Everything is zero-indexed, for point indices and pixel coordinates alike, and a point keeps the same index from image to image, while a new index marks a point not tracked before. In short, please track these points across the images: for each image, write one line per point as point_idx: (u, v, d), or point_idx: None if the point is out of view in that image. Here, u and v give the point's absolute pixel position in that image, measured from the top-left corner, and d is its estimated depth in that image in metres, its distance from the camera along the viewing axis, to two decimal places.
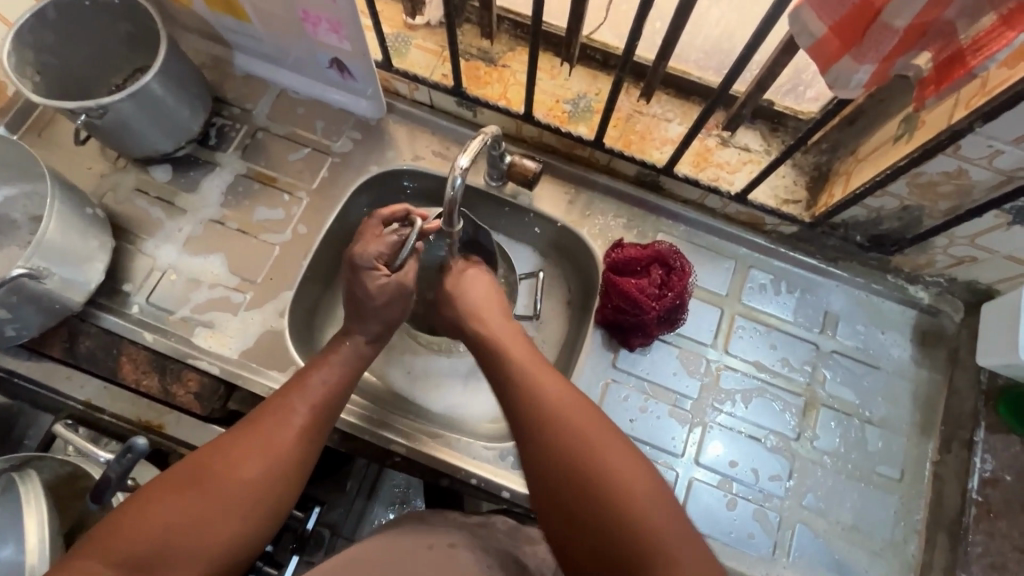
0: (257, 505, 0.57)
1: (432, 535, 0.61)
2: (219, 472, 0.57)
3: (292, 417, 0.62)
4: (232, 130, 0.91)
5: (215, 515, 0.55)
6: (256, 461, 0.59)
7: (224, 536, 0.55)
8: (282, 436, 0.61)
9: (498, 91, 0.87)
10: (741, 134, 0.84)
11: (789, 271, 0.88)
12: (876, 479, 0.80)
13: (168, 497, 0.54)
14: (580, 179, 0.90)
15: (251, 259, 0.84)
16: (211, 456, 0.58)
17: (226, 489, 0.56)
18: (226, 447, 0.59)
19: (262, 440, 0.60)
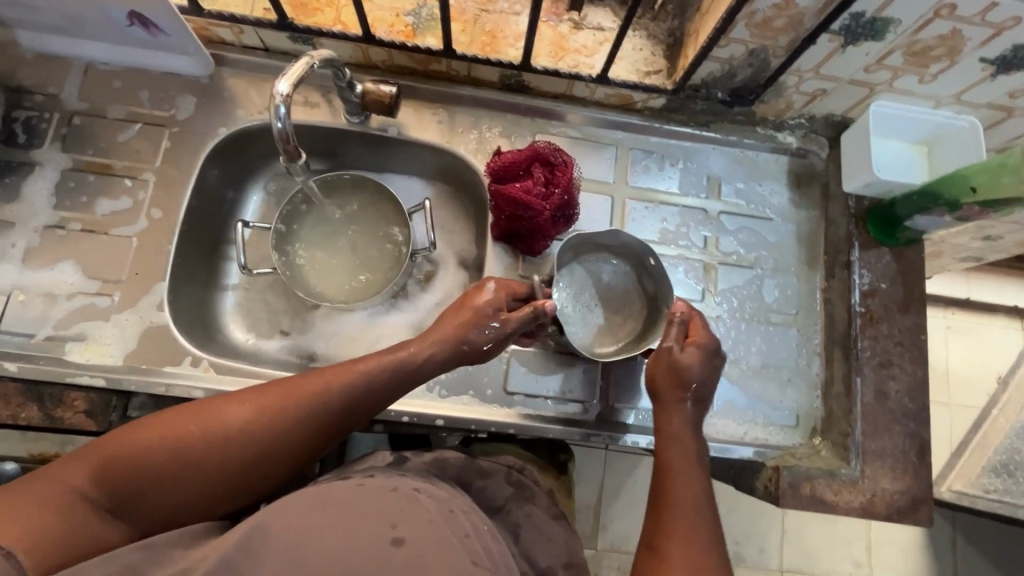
0: (249, 472, 0.56)
1: (393, 480, 0.56)
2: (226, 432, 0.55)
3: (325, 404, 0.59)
4: (42, 121, 0.79)
5: (204, 466, 0.54)
6: (261, 439, 0.56)
7: (205, 483, 0.54)
8: (301, 427, 0.57)
9: (330, 16, 0.79)
10: (592, 14, 0.82)
11: (668, 144, 0.90)
12: (775, 318, 0.86)
13: (181, 433, 0.54)
14: (444, 97, 0.86)
15: (108, 257, 0.76)
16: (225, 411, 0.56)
17: (222, 440, 0.55)
18: (242, 411, 0.56)
19: (285, 422, 0.57)
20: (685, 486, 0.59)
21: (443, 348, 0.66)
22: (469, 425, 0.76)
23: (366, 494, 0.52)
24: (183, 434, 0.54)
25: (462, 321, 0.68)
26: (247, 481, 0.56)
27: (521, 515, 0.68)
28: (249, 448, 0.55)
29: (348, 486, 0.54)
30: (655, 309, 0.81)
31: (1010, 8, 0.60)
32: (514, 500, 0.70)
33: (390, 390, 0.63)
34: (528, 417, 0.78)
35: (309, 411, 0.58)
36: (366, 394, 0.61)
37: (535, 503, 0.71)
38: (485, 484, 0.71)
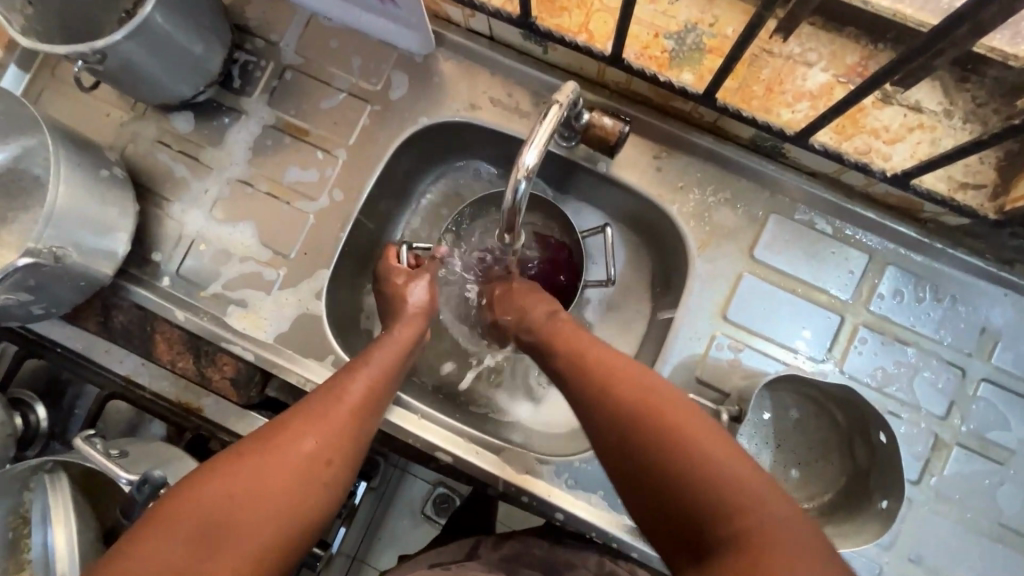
0: (320, 478, 0.50)
1: None
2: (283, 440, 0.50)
3: (354, 388, 0.56)
4: (258, 68, 0.77)
5: (286, 496, 0.47)
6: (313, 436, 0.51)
7: (294, 515, 0.47)
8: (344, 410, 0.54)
9: (578, 20, 0.66)
10: (915, 86, 0.60)
11: (940, 272, 0.68)
12: (1009, 539, 0.66)
13: (234, 462, 0.47)
14: (673, 141, 0.71)
15: (284, 228, 0.74)
16: (269, 429, 0.51)
17: (293, 467, 0.48)
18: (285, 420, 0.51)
19: (329, 413, 0.53)
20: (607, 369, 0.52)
21: (396, 344, 0.63)
22: (588, 530, 0.67)
23: None
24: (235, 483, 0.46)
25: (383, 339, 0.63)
26: (330, 494, 0.50)
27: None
28: (314, 456, 0.50)
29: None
30: (862, 492, 0.63)
31: None
32: None
33: (390, 381, 0.61)
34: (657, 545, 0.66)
35: (346, 402, 0.54)
36: (377, 387, 0.58)
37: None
38: None
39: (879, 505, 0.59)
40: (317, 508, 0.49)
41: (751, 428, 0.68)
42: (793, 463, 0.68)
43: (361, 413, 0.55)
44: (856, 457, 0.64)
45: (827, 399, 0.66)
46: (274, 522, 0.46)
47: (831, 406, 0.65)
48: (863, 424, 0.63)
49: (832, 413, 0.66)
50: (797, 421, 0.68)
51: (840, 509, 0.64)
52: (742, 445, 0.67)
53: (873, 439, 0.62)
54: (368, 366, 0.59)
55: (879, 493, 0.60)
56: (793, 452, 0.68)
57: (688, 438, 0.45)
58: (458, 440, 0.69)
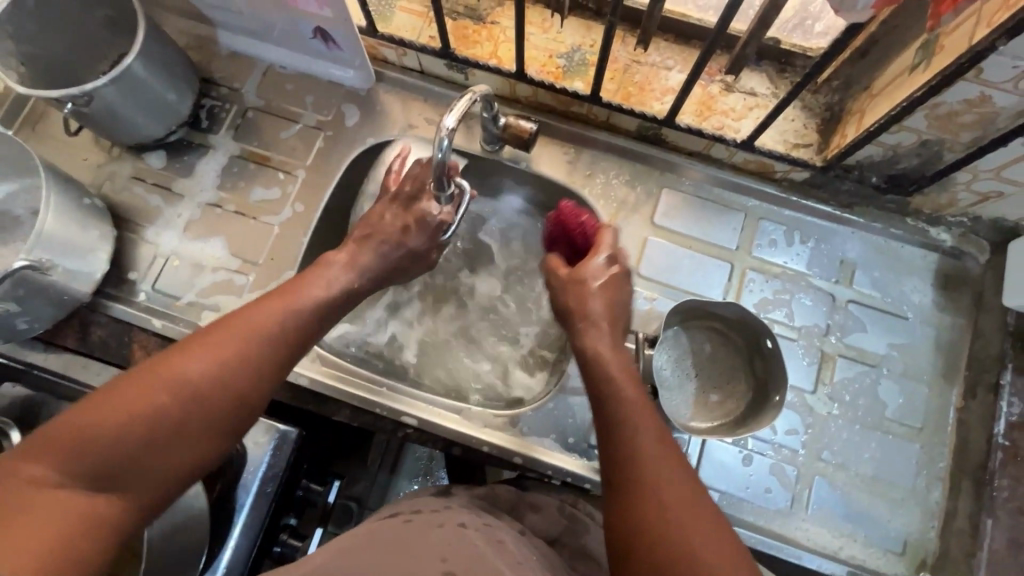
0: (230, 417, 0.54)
1: (445, 514, 0.61)
2: (194, 378, 0.52)
3: (275, 333, 0.58)
4: (224, 111, 0.89)
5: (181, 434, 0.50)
6: (227, 378, 0.54)
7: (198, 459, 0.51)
8: (261, 356, 0.57)
9: (488, 50, 0.83)
10: (747, 77, 0.79)
11: (801, 220, 0.85)
12: (896, 430, 0.78)
13: (136, 392, 0.49)
14: (577, 138, 0.87)
15: (251, 239, 0.84)
16: (173, 360, 0.52)
17: (204, 407, 0.52)
18: (198, 356, 0.53)
19: (240, 346, 0.56)
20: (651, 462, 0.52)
21: (325, 288, 0.66)
22: (546, 469, 0.76)
23: (414, 531, 0.57)
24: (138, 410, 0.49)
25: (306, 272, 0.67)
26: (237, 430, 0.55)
27: (577, 549, 0.65)
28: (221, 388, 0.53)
29: (396, 523, 0.59)
30: (764, 395, 0.75)
31: None
32: (568, 534, 0.67)
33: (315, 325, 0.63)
34: None
35: (259, 334, 0.57)
36: (298, 336, 0.61)
37: (591, 536, 0.67)
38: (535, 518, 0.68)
39: (775, 399, 0.72)
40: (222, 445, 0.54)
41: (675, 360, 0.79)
42: (712, 388, 0.78)
43: (277, 356, 0.58)
44: (757, 370, 0.77)
45: (727, 328, 0.79)
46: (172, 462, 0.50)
47: (733, 333, 0.78)
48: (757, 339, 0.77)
49: (733, 337, 0.79)
50: (709, 353, 0.80)
51: (750, 415, 0.74)
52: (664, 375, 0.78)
53: (766, 349, 0.75)
54: (293, 312, 0.61)
55: (776, 389, 0.73)
56: (709, 378, 0.79)
57: (681, 503, 0.49)
58: (421, 405, 0.77)
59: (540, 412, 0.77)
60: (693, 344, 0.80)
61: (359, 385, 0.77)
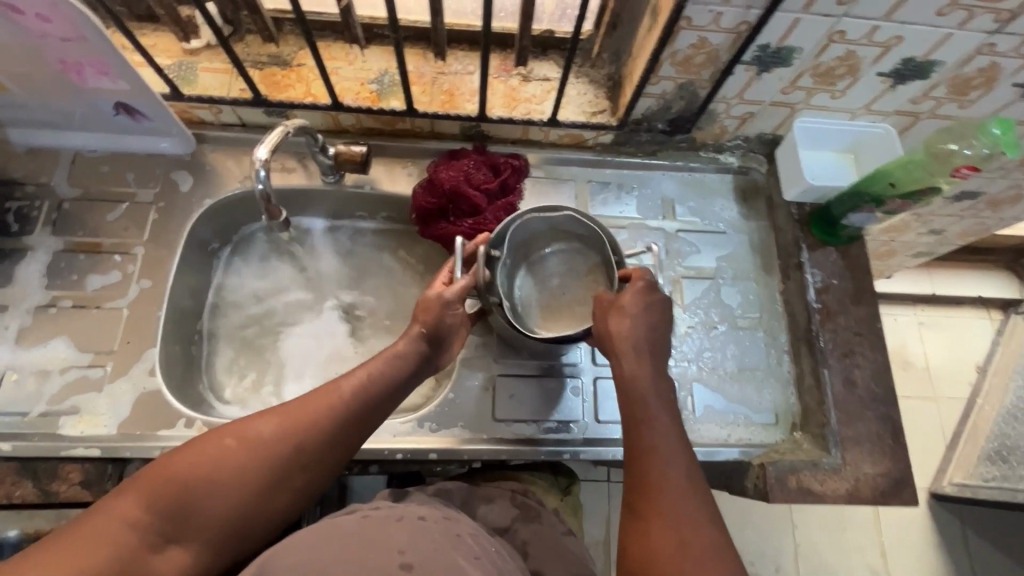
0: (295, 474, 0.60)
1: (401, 511, 0.62)
2: (260, 446, 0.59)
3: (342, 401, 0.63)
4: (34, 209, 0.84)
5: (241, 491, 0.57)
6: (288, 445, 0.60)
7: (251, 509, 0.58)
8: (325, 425, 0.61)
9: (301, 91, 0.87)
10: (538, 67, 0.91)
11: (621, 174, 0.97)
12: (742, 323, 0.91)
13: (213, 454, 0.57)
14: (411, 152, 0.93)
15: (100, 329, 0.79)
16: (248, 431, 0.60)
17: (267, 470, 0.58)
18: (271, 421, 0.60)
19: (315, 410, 0.62)
20: (671, 473, 0.58)
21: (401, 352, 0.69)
22: (463, 455, 0.79)
23: (373, 524, 0.58)
24: (213, 467, 0.57)
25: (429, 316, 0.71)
26: (300, 492, 0.61)
27: (528, 534, 0.74)
28: (265, 477, 0.58)
29: (355, 519, 0.59)
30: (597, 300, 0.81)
31: (891, 29, 0.71)
32: (520, 520, 0.75)
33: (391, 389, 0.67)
34: (520, 442, 0.80)
35: (323, 411, 0.62)
36: (366, 405, 0.64)
37: (541, 521, 0.76)
38: (488, 509, 0.76)
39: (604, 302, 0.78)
40: (287, 501, 0.60)
41: (528, 277, 0.84)
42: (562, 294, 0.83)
43: (348, 423, 0.63)
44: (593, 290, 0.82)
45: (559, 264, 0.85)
46: (234, 509, 0.57)
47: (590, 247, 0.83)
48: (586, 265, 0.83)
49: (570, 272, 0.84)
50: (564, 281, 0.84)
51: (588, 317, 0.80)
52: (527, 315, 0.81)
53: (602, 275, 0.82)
54: (363, 380, 0.65)
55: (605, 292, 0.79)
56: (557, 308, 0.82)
57: (679, 509, 0.56)
58: None
59: (443, 405, 0.81)
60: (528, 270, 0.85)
61: None
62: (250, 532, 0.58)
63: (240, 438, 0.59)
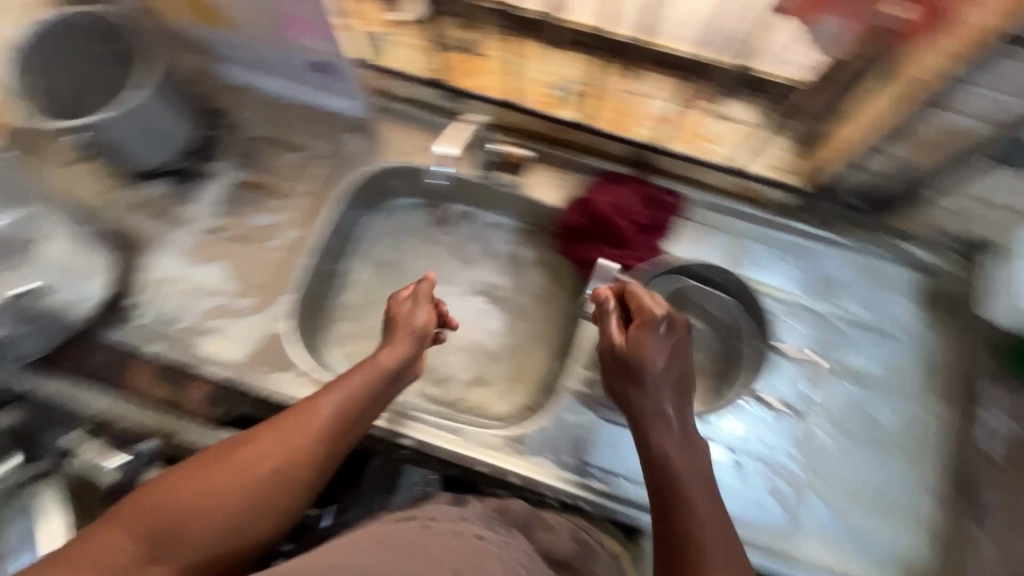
0: (274, 497, 0.58)
1: (461, 526, 0.60)
2: (243, 465, 0.57)
3: (314, 417, 0.62)
4: (224, 141, 0.92)
5: (223, 515, 0.55)
6: (273, 461, 0.59)
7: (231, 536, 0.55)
8: (304, 443, 0.60)
9: (489, 81, 0.89)
10: (727, 105, 0.87)
11: (786, 239, 0.87)
12: (886, 443, 0.79)
13: (194, 480, 0.55)
14: (567, 164, 0.89)
15: (251, 263, 0.86)
16: (226, 450, 0.59)
17: (251, 493, 0.57)
18: (253, 440, 0.59)
19: (295, 430, 0.61)
20: None
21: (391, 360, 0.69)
22: (543, 488, 0.77)
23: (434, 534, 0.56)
24: (194, 492, 0.55)
25: (410, 325, 0.73)
26: (281, 516, 0.58)
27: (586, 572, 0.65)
28: (255, 496, 0.57)
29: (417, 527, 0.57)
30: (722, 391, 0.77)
31: None
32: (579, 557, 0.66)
33: (358, 413, 0.65)
34: (601, 494, 0.76)
35: (300, 431, 0.61)
36: (344, 424, 0.63)
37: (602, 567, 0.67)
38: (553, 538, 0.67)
39: None
40: (268, 529, 0.58)
41: None
42: None
43: (324, 441, 0.62)
44: None
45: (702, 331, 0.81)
46: (214, 536, 0.54)
47: None
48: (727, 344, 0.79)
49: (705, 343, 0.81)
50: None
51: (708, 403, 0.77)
52: None
53: None
54: (331, 401, 0.64)
55: None
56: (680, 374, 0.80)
57: None
58: (417, 424, 0.78)
59: (534, 430, 0.79)
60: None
61: None
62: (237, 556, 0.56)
63: (217, 460, 0.58)
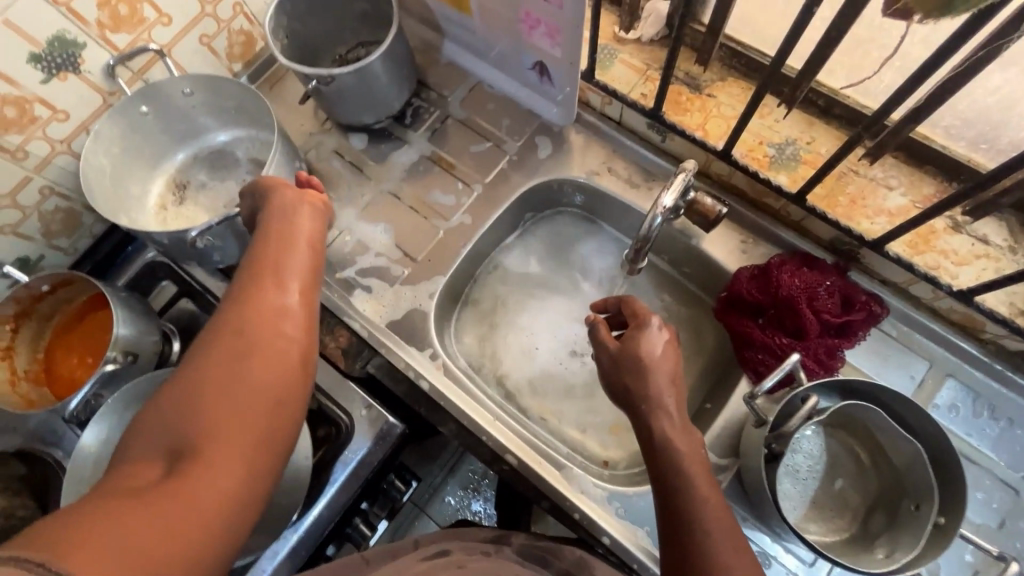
0: (286, 373, 0.52)
1: (502, 565, 0.59)
2: (235, 351, 0.51)
3: (281, 288, 0.56)
4: (426, 113, 0.96)
5: (245, 403, 0.48)
6: (264, 333, 0.53)
7: (265, 419, 0.49)
8: (276, 315, 0.54)
9: (696, 120, 0.81)
10: (982, 221, 0.71)
11: (998, 393, 0.73)
12: None
13: (183, 389, 0.48)
14: (760, 230, 0.81)
15: (417, 236, 0.89)
16: (204, 350, 0.51)
17: (258, 368, 0.50)
18: (230, 326, 0.52)
19: (267, 303, 0.55)
20: None
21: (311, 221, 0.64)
22: (632, 561, 0.72)
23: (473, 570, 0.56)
24: (191, 398, 0.48)
25: (297, 228, 0.62)
26: (301, 387, 0.53)
27: None
28: (253, 390, 0.49)
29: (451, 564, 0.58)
30: (862, 545, 0.66)
31: None
32: None
33: (315, 280, 0.61)
34: None
35: (265, 302, 0.55)
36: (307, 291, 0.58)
37: None
38: None
39: (876, 555, 0.64)
40: (292, 403, 0.51)
41: (813, 449, 0.72)
42: (831, 494, 0.71)
43: (299, 307, 0.56)
44: (869, 524, 0.68)
45: (864, 467, 0.71)
46: (247, 427, 0.48)
47: (901, 488, 0.67)
48: (889, 496, 0.68)
49: (860, 485, 0.70)
50: (845, 491, 0.71)
51: (839, 549, 0.67)
52: (786, 485, 0.71)
53: (896, 512, 0.67)
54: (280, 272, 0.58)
55: (880, 547, 0.65)
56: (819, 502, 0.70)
57: None
58: (526, 447, 0.76)
59: (640, 498, 0.73)
60: (822, 448, 0.72)
61: (475, 407, 0.79)
62: (272, 454, 0.49)
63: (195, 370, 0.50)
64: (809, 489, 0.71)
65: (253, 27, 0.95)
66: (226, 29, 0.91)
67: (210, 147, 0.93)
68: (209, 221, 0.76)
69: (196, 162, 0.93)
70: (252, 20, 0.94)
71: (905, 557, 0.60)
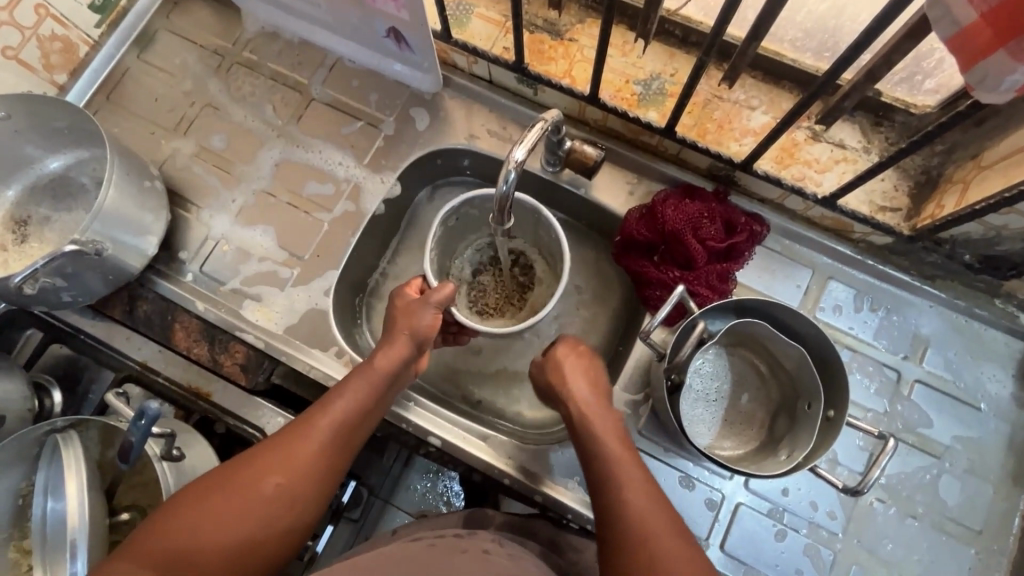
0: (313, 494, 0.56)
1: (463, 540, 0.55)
2: (275, 472, 0.55)
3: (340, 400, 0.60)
4: (491, 284, 0.87)
5: (273, 501, 0.54)
6: (294, 464, 0.56)
7: (275, 513, 0.54)
8: (312, 450, 0.57)
9: (562, 68, 0.80)
10: (837, 127, 0.75)
11: (875, 285, 0.78)
12: (951, 528, 0.72)
13: (234, 488, 0.53)
14: (642, 169, 0.82)
15: (300, 232, 0.84)
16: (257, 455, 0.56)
17: (277, 481, 0.55)
18: (267, 457, 0.55)
19: (323, 414, 0.59)
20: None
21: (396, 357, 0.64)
22: (567, 512, 0.73)
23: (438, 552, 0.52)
24: (243, 489, 0.53)
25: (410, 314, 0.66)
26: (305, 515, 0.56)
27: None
28: (280, 483, 0.55)
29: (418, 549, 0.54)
30: (769, 450, 0.71)
31: None
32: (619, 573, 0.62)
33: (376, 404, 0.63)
34: None
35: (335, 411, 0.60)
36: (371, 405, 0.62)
37: None
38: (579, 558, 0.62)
39: (779, 457, 0.68)
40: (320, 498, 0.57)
41: (714, 370, 0.75)
42: (737, 409, 0.74)
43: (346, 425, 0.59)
44: (774, 429, 0.72)
45: (766, 378, 0.75)
46: (259, 509, 0.53)
47: (798, 391, 0.71)
48: (789, 400, 0.72)
49: (763, 395, 0.75)
50: (750, 404, 0.75)
51: (748, 459, 0.71)
52: (693, 408, 0.74)
53: (795, 414, 0.71)
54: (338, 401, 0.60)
55: (783, 449, 0.69)
56: (725, 418, 0.74)
57: None
58: (451, 427, 0.76)
59: (566, 451, 0.75)
60: (726, 367, 0.75)
61: None
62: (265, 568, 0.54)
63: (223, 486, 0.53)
64: (717, 407, 0.74)
65: (69, 31, 0.84)
66: (34, 37, 0.80)
67: (47, 176, 0.84)
68: (33, 262, 0.66)
69: (33, 194, 0.83)
70: (64, 24, 0.83)
71: (802, 457, 0.64)
